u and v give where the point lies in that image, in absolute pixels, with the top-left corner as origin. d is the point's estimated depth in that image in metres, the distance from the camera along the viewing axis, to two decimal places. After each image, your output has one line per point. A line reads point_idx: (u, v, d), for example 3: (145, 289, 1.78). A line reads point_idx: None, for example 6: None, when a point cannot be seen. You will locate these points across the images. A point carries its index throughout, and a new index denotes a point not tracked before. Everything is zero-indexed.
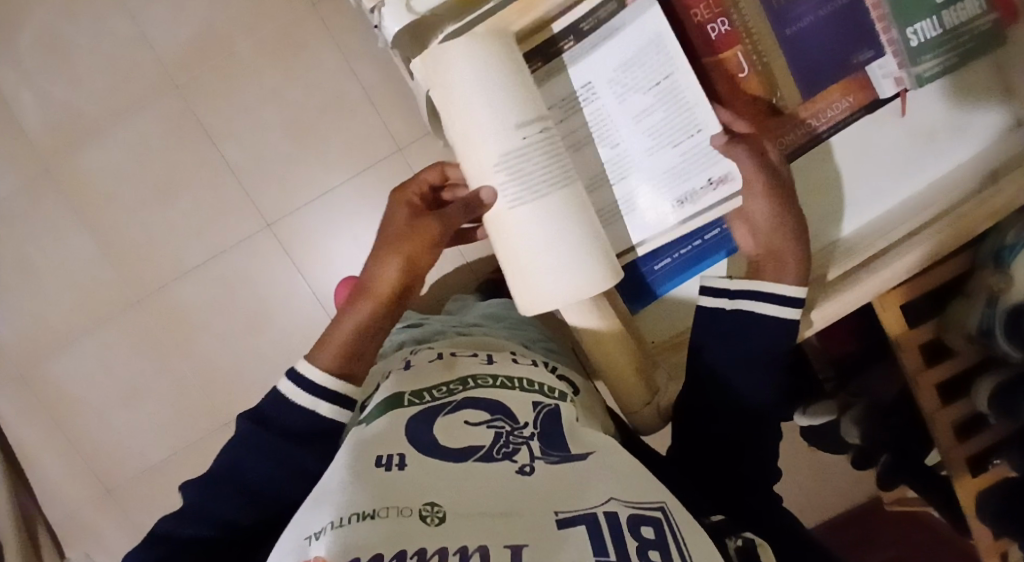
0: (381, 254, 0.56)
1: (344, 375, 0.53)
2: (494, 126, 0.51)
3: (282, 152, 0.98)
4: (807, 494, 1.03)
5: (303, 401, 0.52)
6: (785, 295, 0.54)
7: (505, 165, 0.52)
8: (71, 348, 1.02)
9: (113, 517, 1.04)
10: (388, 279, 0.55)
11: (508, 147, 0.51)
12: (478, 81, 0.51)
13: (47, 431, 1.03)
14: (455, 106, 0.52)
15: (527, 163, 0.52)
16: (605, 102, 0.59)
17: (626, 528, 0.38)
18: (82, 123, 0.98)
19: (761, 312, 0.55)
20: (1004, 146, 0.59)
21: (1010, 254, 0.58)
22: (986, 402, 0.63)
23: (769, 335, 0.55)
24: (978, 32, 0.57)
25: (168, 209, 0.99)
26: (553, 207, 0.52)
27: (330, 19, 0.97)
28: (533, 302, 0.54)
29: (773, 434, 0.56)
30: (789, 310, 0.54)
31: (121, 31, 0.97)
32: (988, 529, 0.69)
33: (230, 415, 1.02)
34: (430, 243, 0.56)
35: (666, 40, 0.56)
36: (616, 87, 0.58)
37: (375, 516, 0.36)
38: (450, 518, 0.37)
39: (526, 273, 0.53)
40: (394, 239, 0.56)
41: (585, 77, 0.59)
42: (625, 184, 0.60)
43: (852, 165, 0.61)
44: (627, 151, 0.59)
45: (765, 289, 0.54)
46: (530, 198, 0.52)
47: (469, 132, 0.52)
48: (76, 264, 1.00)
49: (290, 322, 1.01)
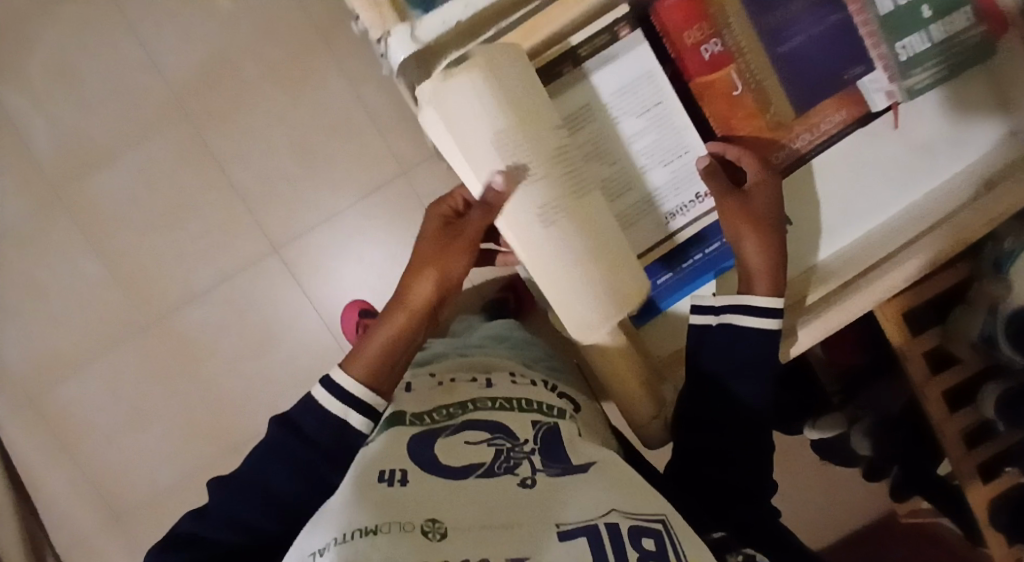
0: (415, 268, 0.57)
1: (376, 385, 0.54)
2: (530, 135, 0.50)
3: (290, 177, 1.00)
4: (818, 507, 1.03)
5: (334, 409, 0.52)
6: (764, 306, 0.56)
7: (549, 173, 0.51)
8: (80, 373, 1.03)
9: (119, 542, 1.04)
10: (422, 292, 0.56)
11: (543, 160, 0.51)
12: (499, 91, 0.49)
13: (57, 456, 1.04)
14: (484, 109, 0.49)
15: (561, 176, 0.51)
16: (603, 122, 0.59)
17: (627, 538, 0.39)
18: (93, 152, 1.01)
19: (744, 324, 0.56)
20: (999, 155, 0.60)
21: (1007, 262, 0.58)
22: (993, 409, 0.63)
23: (755, 346, 0.56)
24: (969, 44, 0.58)
25: (177, 234, 1.01)
26: (587, 221, 0.52)
27: (337, 47, 1.00)
28: (568, 310, 0.54)
29: (767, 441, 0.58)
30: (769, 320, 0.56)
31: (132, 62, 1.00)
32: (1001, 538, 0.69)
33: (238, 439, 1.03)
34: (462, 253, 0.57)
35: (657, 76, 0.59)
36: (612, 110, 0.59)
37: (378, 532, 0.36)
38: (451, 533, 0.37)
39: (561, 287, 0.53)
40: (426, 253, 0.57)
41: (584, 97, 0.59)
42: (618, 204, 0.60)
43: (845, 179, 0.62)
44: (623, 171, 0.60)
45: (747, 302, 0.56)
46: (574, 206, 0.52)
47: (491, 146, 0.50)
48: (86, 289, 1.02)
49: (297, 344, 1.02)
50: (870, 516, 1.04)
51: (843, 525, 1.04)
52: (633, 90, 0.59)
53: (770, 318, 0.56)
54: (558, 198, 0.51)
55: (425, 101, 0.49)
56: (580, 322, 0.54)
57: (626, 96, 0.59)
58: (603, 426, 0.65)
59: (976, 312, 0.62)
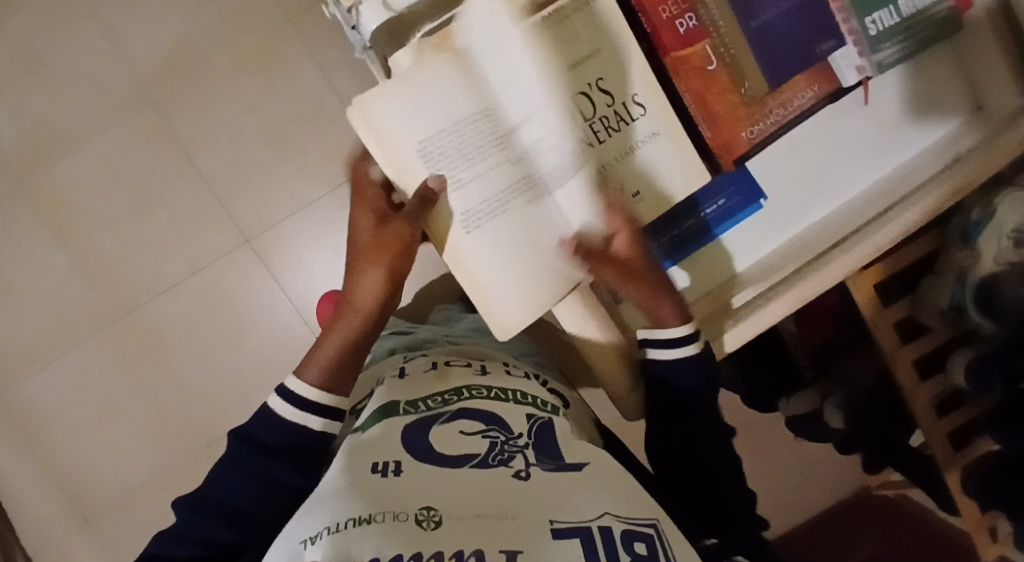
0: (359, 269, 0.57)
1: (331, 387, 0.54)
2: (460, 139, 0.51)
3: (261, 167, 0.98)
4: (794, 488, 1.04)
5: (290, 415, 0.52)
6: (673, 337, 0.56)
7: (478, 178, 0.52)
8: (46, 370, 1.00)
9: (92, 543, 1.02)
10: (368, 294, 0.56)
11: (478, 166, 0.52)
12: (427, 96, 0.49)
13: (23, 457, 1.01)
14: (407, 118, 0.49)
15: (495, 178, 0.52)
16: (594, 85, 0.56)
17: (620, 543, 0.38)
18: (55, 141, 0.98)
19: (660, 357, 0.57)
20: (968, 133, 0.62)
21: (975, 230, 0.61)
22: (963, 375, 0.65)
23: (681, 372, 0.57)
24: (935, 21, 0.60)
25: (146, 226, 0.99)
26: (519, 223, 0.53)
27: (308, 32, 0.98)
28: (503, 311, 0.54)
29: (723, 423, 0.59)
30: (681, 350, 0.56)
31: (94, 47, 0.97)
32: (975, 507, 0.72)
33: (211, 433, 1.01)
34: (402, 248, 0.56)
35: (619, 29, 0.56)
36: (604, 70, 0.56)
37: (371, 521, 0.37)
38: (446, 522, 0.37)
39: (495, 291, 0.54)
40: (369, 254, 0.56)
41: (590, 53, 0.55)
42: (583, 168, 0.57)
43: (820, 149, 0.62)
44: (615, 112, 0.57)
45: (656, 336, 0.57)
46: (507, 209, 0.53)
47: (420, 157, 0.50)
48: (51, 283, 0.99)
49: (273, 337, 1.01)
50: (845, 496, 1.06)
51: (819, 506, 1.06)
52: (617, 54, 0.56)
53: (681, 348, 0.56)
54: (485, 205, 0.52)
55: (357, 113, 0.49)
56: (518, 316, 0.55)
57: (614, 56, 0.56)
58: (589, 421, 0.67)
59: (944, 280, 0.64)
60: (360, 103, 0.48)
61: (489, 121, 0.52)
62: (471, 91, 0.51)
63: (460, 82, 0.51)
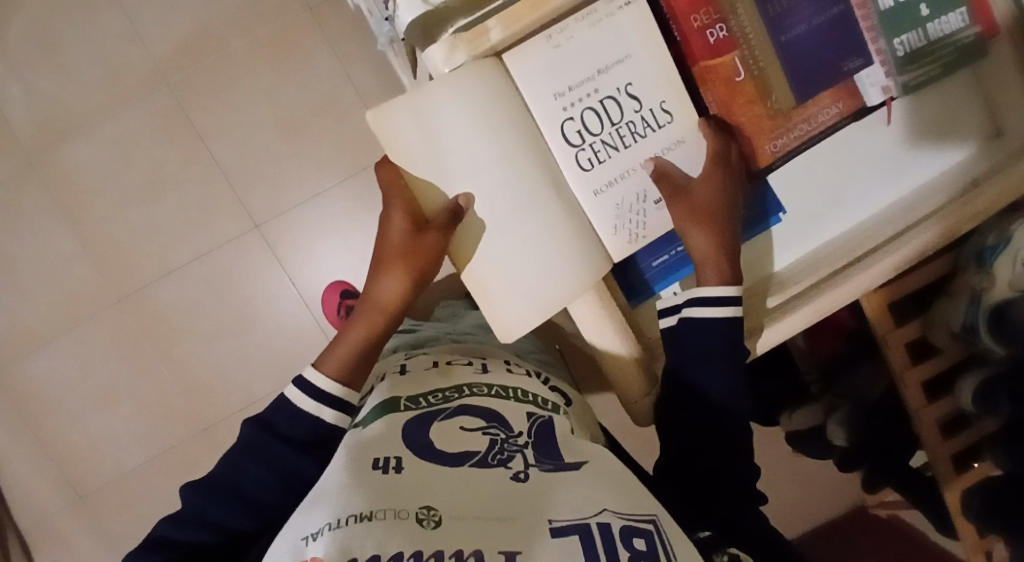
0: (382, 271, 0.56)
1: (347, 382, 0.54)
2: (486, 143, 0.52)
3: (274, 154, 0.98)
4: (788, 502, 1.05)
5: (307, 406, 0.52)
6: (718, 297, 0.55)
7: (511, 184, 0.53)
8: (47, 348, 1.00)
9: (85, 524, 1.02)
10: (392, 295, 0.56)
11: (511, 167, 0.53)
12: (457, 94, 0.51)
13: (21, 435, 1.00)
14: (429, 112, 0.51)
15: (522, 180, 0.53)
16: (621, 96, 0.57)
17: (618, 539, 0.39)
18: (69, 120, 0.97)
19: (702, 316, 0.55)
20: (986, 155, 0.62)
21: (992, 254, 0.61)
22: (970, 399, 0.66)
23: (720, 335, 0.54)
24: (960, 46, 0.59)
25: (156, 207, 0.98)
26: (543, 225, 0.54)
27: (328, 21, 0.98)
28: (515, 313, 0.55)
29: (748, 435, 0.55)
30: (723, 310, 0.54)
31: (114, 27, 0.97)
32: (972, 527, 0.72)
33: (211, 421, 1.01)
34: (430, 258, 0.54)
35: (652, 41, 0.57)
36: (634, 81, 0.57)
37: (373, 518, 0.37)
38: (445, 522, 0.38)
39: (506, 291, 0.54)
40: (393, 260, 0.55)
41: (622, 63, 0.57)
42: (605, 168, 0.58)
43: (840, 169, 0.63)
44: (642, 120, 0.58)
45: (702, 294, 0.55)
46: (530, 214, 0.54)
47: (454, 155, 0.52)
48: (57, 261, 0.99)
49: (278, 325, 1.00)
50: (838, 512, 1.07)
51: (812, 521, 1.06)
52: (648, 65, 0.57)
53: (720, 308, 0.54)
54: (512, 206, 0.53)
55: (376, 137, 0.51)
56: (525, 321, 0.55)
57: (644, 68, 0.57)
58: (591, 420, 0.66)
59: (958, 301, 0.65)
60: (374, 123, 0.50)
61: (514, 125, 0.54)
62: (489, 97, 0.52)
63: (490, 88, 0.53)
